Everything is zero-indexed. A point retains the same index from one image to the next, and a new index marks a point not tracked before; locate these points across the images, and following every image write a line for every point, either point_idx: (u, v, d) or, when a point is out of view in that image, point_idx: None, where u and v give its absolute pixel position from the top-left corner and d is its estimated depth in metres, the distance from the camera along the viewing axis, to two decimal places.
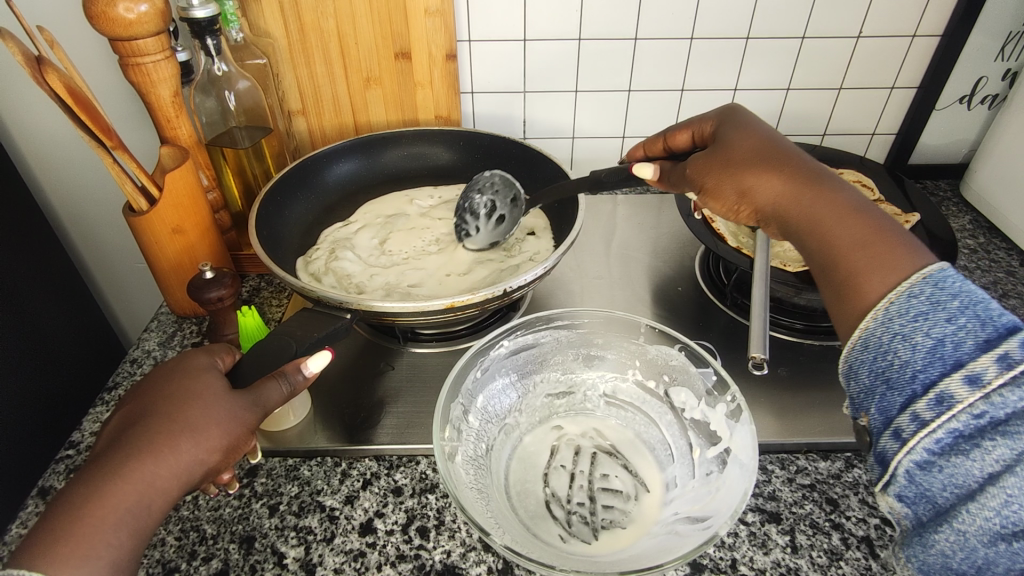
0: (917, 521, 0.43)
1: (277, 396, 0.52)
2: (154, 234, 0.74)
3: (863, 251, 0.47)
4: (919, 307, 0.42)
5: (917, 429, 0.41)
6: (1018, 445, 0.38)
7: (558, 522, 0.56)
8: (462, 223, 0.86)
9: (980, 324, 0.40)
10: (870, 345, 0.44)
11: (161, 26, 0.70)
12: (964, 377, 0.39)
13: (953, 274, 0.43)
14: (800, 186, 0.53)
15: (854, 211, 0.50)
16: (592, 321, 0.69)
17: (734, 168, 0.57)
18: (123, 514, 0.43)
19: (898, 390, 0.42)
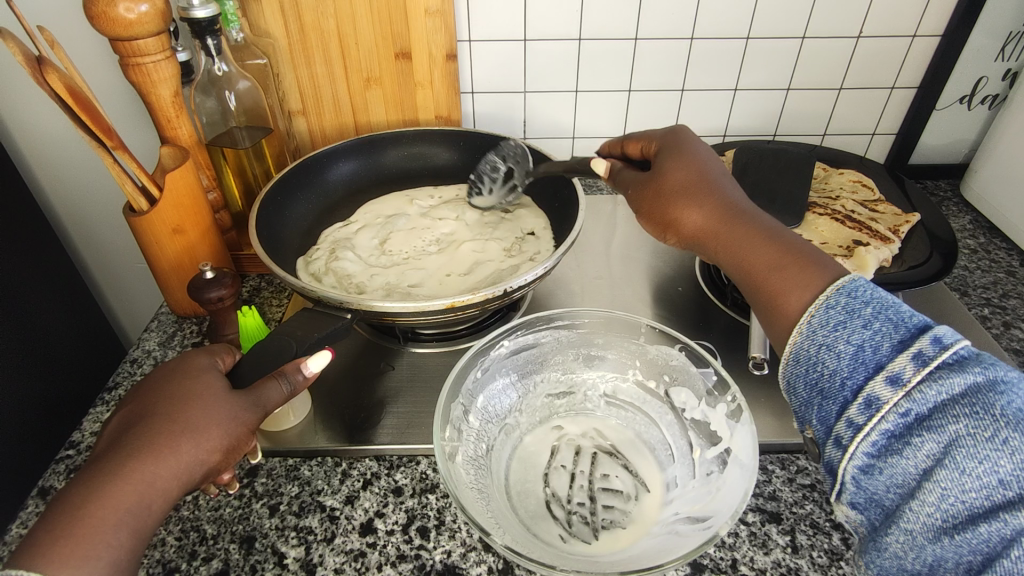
0: (875, 525, 0.45)
1: (277, 396, 0.52)
2: (154, 234, 0.74)
3: (778, 275, 0.50)
4: (837, 317, 0.45)
5: (854, 434, 0.44)
6: (944, 438, 0.40)
7: (558, 522, 0.56)
8: (479, 180, 0.93)
9: (892, 327, 0.43)
10: (801, 358, 0.47)
11: (161, 27, 0.70)
12: (886, 379, 0.42)
13: (864, 283, 0.46)
14: (721, 216, 0.57)
15: (771, 235, 0.54)
16: (592, 321, 0.69)
17: (664, 195, 0.60)
18: (123, 514, 0.43)
19: (832, 398, 0.45)
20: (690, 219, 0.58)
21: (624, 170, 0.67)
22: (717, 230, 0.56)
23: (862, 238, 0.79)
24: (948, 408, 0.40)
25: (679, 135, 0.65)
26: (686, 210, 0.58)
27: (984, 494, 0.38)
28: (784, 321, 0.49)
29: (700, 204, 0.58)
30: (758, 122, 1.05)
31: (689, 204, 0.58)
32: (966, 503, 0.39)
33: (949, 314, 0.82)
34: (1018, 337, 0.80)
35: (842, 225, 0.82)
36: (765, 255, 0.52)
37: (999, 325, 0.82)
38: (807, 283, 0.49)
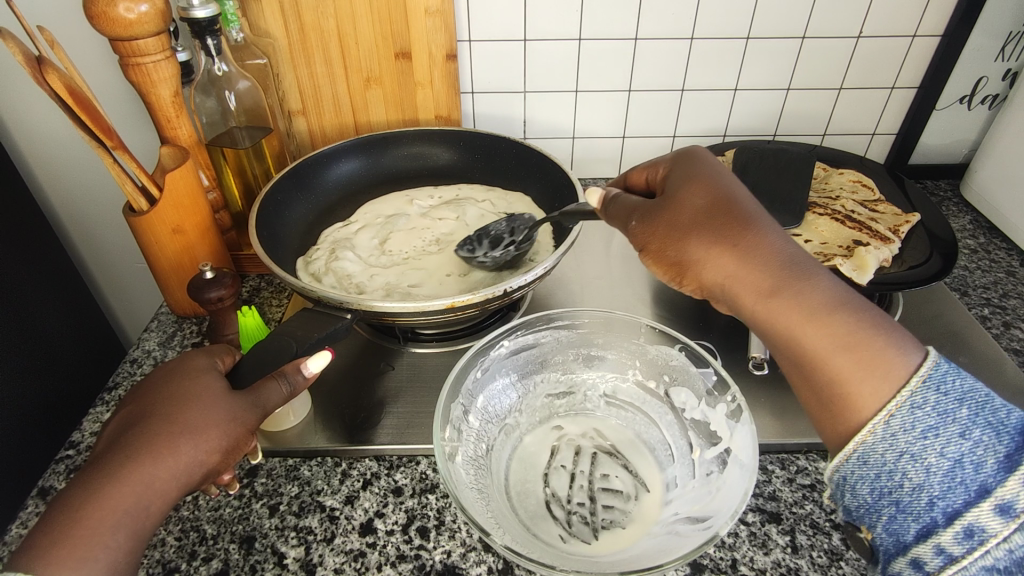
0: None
1: (277, 397, 0.52)
2: (154, 234, 0.74)
3: (846, 356, 0.43)
4: (928, 422, 0.40)
5: (946, 562, 0.39)
6: None
7: (558, 523, 0.56)
8: (475, 242, 0.84)
9: (994, 438, 0.39)
10: (870, 462, 0.42)
11: (161, 26, 0.70)
12: (994, 507, 0.38)
13: (947, 367, 0.41)
14: (757, 269, 0.47)
15: (825, 299, 0.45)
16: (592, 321, 0.69)
17: (678, 232, 0.50)
18: (122, 516, 0.43)
19: (915, 514, 0.40)
20: (715, 263, 0.48)
21: (622, 199, 0.57)
22: (750, 280, 0.47)
23: (862, 238, 0.79)
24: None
25: (694, 163, 0.55)
26: (709, 252, 0.48)
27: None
28: (854, 417, 0.42)
29: (727, 247, 0.48)
30: (758, 122, 1.05)
31: (713, 245, 0.48)
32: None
33: (950, 314, 0.82)
34: (1018, 337, 0.80)
35: (842, 225, 0.82)
36: (822, 326, 0.44)
37: (999, 325, 0.82)
38: (879, 370, 0.42)
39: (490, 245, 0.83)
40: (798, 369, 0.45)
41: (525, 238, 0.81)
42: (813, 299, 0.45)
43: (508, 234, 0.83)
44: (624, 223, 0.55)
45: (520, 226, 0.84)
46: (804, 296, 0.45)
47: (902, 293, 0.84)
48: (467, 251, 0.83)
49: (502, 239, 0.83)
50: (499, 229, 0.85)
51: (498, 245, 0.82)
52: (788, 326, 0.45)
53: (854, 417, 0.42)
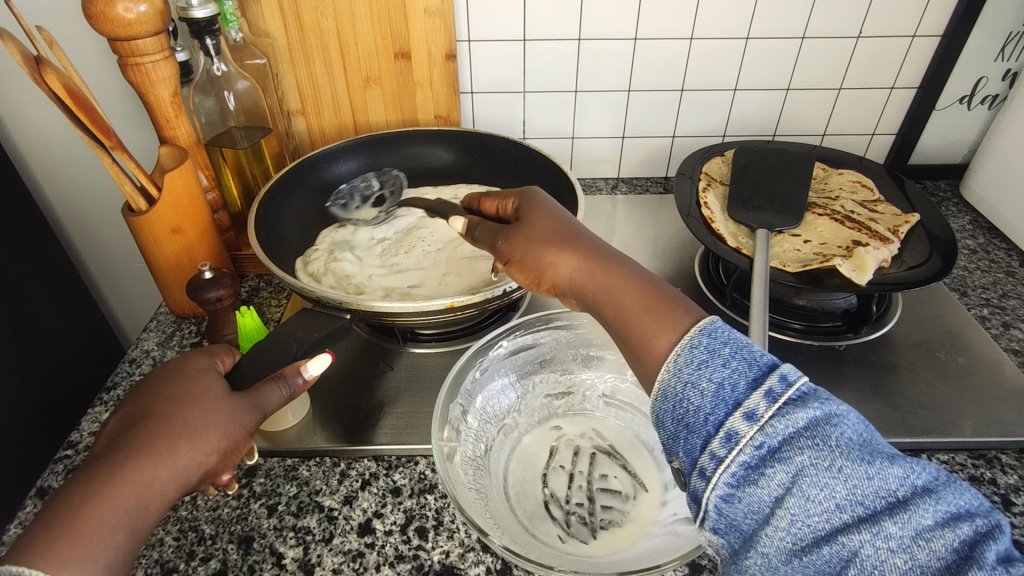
0: (734, 551, 0.39)
1: (277, 398, 0.53)
2: (153, 233, 0.74)
3: (652, 319, 0.44)
4: (700, 356, 0.41)
5: (716, 467, 0.38)
6: (791, 468, 0.36)
7: (556, 523, 0.56)
8: (346, 196, 0.94)
9: (747, 365, 0.39)
10: (668, 395, 0.41)
11: (159, 26, 0.69)
12: (743, 414, 0.38)
13: (723, 326, 0.42)
14: (589, 264, 0.50)
15: (633, 284, 0.47)
16: (591, 321, 0.70)
17: (530, 241, 0.53)
18: (122, 517, 0.43)
19: (696, 433, 0.39)
20: (564, 264, 0.51)
21: (482, 223, 0.58)
22: (593, 273, 0.49)
23: (861, 238, 0.79)
24: (795, 440, 0.37)
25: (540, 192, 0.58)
26: (556, 256, 0.51)
27: (824, 518, 0.35)
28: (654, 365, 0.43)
29: (569, 246, 0.51)
30: (758, 122, 1.05)
31: (558, 249, 0.51)
32: (811, 528, 0.35)
33: (949, 315, 0.82)
34: (1018, 337, 0.80)
35: (841, 225, 0.83)
36: (635, 299, 0.46)
37: (999, 326, 0.82)
38: (674, 324, 0.44)
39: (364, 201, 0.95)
40: (622, 346, 0.46)
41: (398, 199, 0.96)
42: (621, 285, 0.47)
43: (378, 190, 0.96)
44: (488, 245, 0.56)
45: (386, 180, 0.97)
46: (618, 284, 0.47)
47: (902, 293, 0.84)
48: (342, 207, 0.93)
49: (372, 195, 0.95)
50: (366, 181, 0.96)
51: (369, 201, 0.95)
52: (617, 304, 0.47)
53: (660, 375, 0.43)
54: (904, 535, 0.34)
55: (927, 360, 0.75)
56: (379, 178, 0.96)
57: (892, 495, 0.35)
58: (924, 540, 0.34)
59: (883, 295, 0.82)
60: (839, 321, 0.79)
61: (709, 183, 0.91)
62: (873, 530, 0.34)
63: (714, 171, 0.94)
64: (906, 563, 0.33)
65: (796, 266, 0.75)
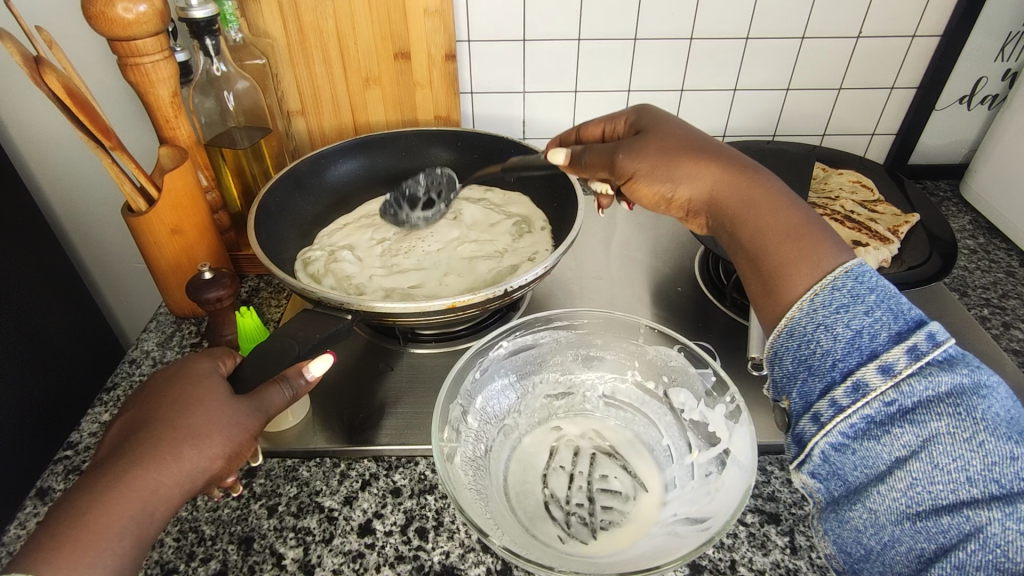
0: (834, 496, 0.47)
1: (279, 400, 0.53)
2: (153, 234, 0.74)
3: (791, 243, 0.49)
4: (840, 300, 0.45)
5: (835, 415, 0.44)
6: (923, 432, 0.42)
7: (557, 523, 0.56)
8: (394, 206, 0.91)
9: (893, 317, 0.44)
10: (795, 333, 0.47)
11: (159, 27, 0.69)
12: (878, 367, 0.43)
13: (870, 270, 0.46)
14: (732, 179, 0.53)
15: (777, 205, 0.51)
16: (592, 321, 0.69)
17: (661, 153, 0.56)
18: (127, 522, 0.43)
19: (818, 376, 0.46)
20: (698, 181, 0.55)
21: (590, 150, 0.62)
22: (730, 189, 0.53)
23: (862, 238, 0.79)
24: (932, 405, 0.42)
25: (659, 114, 0.62)
26: (692, 172, 0.55)
27: (951, 488, 0.41)
28: (787, 297, 0.47)
29: (712, 163, 0.55)
30: (757, 122, 1.05)
31: (699, 166, 0.55)
32: (932, 493, 0.41)
33: (949, 315, 0.82)
34: (1018, 337, 0.80)
35: (842, 225, 0.82)
36: (775, 221, 0.51)
37: (999, 325, 0.82)
38: (816, 258, 0.48)
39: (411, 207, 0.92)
40: (749, 259, 0.51)
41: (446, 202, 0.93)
42: (760, 203, 0.52)
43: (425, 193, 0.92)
44: (606, 159, 0.60)
45: (433, 180, 0.92)
46: (765, 202, 0.52)
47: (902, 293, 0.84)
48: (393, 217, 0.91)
49: (419, 197, 0.92)
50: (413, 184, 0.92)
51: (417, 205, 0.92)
52: (755, 221, 0.51)
53: (782, 291, 0.48)
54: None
55: None
56: (427, 178, 0.92)
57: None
58: None
59: None
60: None
61: None
62: (1005, 509, 0.39)
63: None
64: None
65: None
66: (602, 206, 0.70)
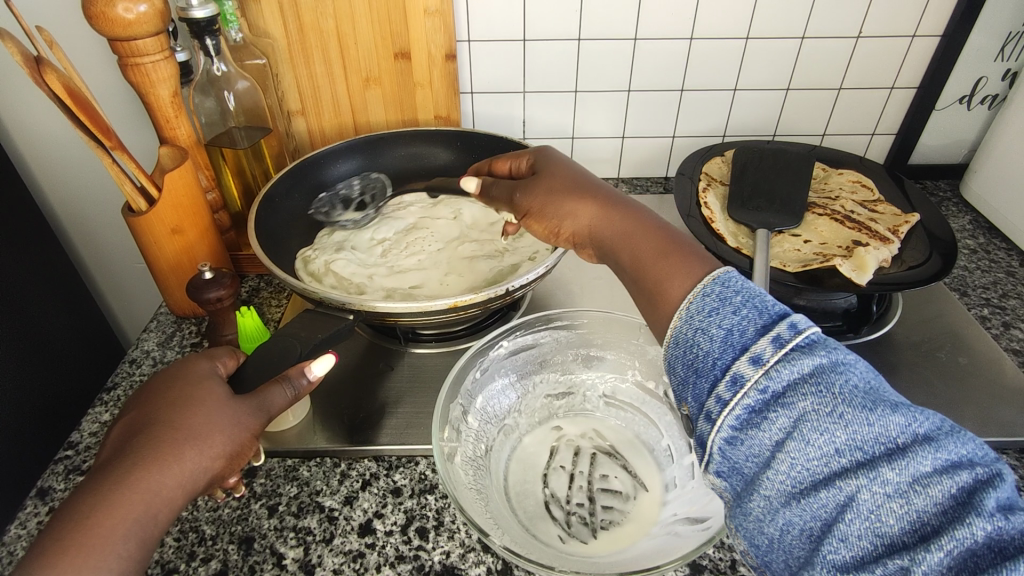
0: (736, 495, 0.40)
1: (281, 400, 0.53)
2: (153, 234, 0.74)
3: (663, 264, 0.48)
4: (711, 304, 0.42)
5: (721, 410, 0.39)
6: (793, 413, 0.37)
7: (557, 523, 0.56)
8: (330, 203, 0.92)
9: (758, 313, 0.40)
10: (679, 341, 0.43)
11: (160, 26, 0.69)
12: (749, 359, 0.39)
13: (736, 275, 0.44)
14: (607, 211, 0.55)
15: (652, 229, 0.52)
16: (592, 321, 0.70)
17: (547, 192, 0.58)
18: (131, 523, 0.43)
19: (704, 376, 0.41)
20: (581, 212, 0.56)
21: (497, 184, 0.64)
22: (607, 219, 0.54)
23: (862, 238, 0.79)
24: (799, 386, 0.37)
25: (546, 152, 0.65)
26: (573, 204, 0.56)
27: (823, 462, 0.36)
28: (668, 311, 0.45)
29: (587, 195, 0.56)
30: (758, 122, 1.05)
31: (578, 197, 0.56)
32: (809, 471, 0.36)
33: (950, 315, 0.82)
34: (1018, 337, 0.80)
35: (842, 226, 0.83)
36: (647, 245, 0.50)
37: (999, 325, 0.82)
38: (686, 273, 0.46)
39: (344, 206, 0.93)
40: (633, 285, 0.50)
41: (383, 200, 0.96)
42: (634, 229, 0.52)
43: (358, 194, 0.95)
44: (507, 200, 0.62)
45: (367, 184, 0.96)
46: (639, 227, 0.52)
47: (902, 293, 0.84)
48: (326, 214, 0.91)
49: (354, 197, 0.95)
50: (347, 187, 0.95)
51: (351, 205, 0.94)
52: (631, 249, 0.51)
53: (666, 315, 0.46)
54: (901, 481, 0.34)
55: (928, 360, 0.75)
56: (360, 182, 0.96)
57: (891, 442, 0.35)
58: (921, 486, 0.34)
59: (883, 295, 0.82)
60: (839, 320, 0.79)
61: (709, 183, 0.91)
62: (870, 475, 0.34)
63: (715, 172, 0.94)
64: (902, 508, 0.34)
65: (796, 266, 0.75)
66: (507, 233, 0.70)
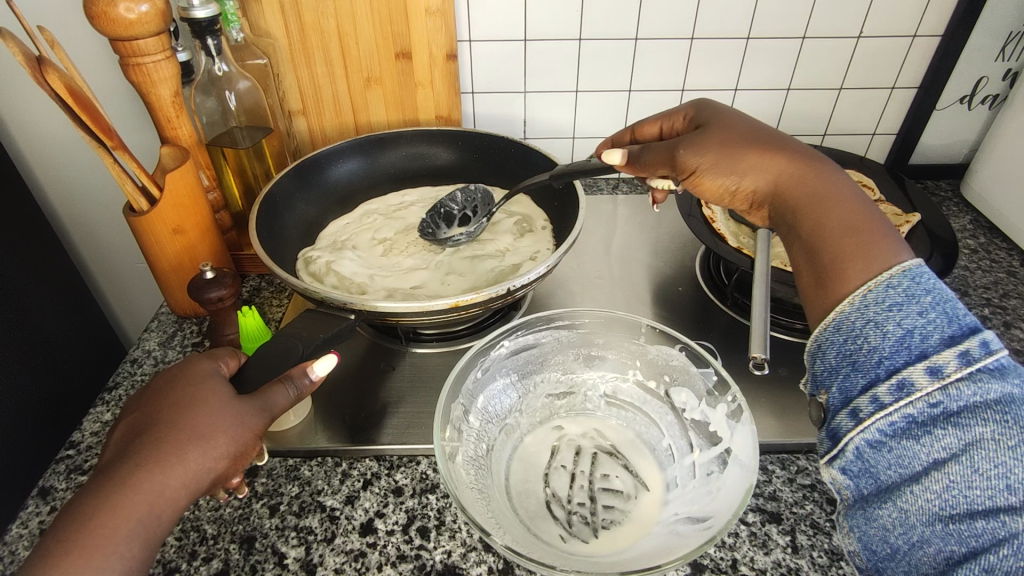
0: (866, 494, 0.46)
1: (284, 400, 0.53)
2: (155, 234, 0.74)
3: (848, 239, 0.48)
4: (895, 298, 0.44)
5: (875, 411, 0.44)
6: (966, 437, 0.41)
7: (558, 523, 0.56)
8: (433, 223, 0.90)
9: (947, 320, 0.43)
10: (842, 328, 0.46)
11: (161, 27, 0.69)
12: (926, 368, 0.42)
13: (928, 272, 0.46)
14: (793, 174, 0.53)
15: (840, 197, 0.51)
16: (593, 321, 0.69)
17: (723, 149, 0.56)
18: (135, 524, 0.43)
19: (863, 372, 0.45)
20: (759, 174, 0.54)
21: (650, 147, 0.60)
22: (793, 183, 0.53)
23: None
24: (979, 411, 0.41)
25: (720, 109, 0.62)
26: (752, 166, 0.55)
27: (988, 494, 0.40)
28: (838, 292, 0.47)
29: (768, 158, 0.55)
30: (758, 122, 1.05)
31: (758, 159, 0.55)
32: (968, 497, 0.41)
33: None
34: (1018, 337, 0.80)
35: None
36: (834, 214, 0.50)
37: (999, 325, 0.82)
38: (869, 256, 0.47)
39: (450, 223, 0.90)
40: (804, 250, 0.50)
41: (487, 211, 0.90)
42: (818, 194, 0.52)
43: (461, 211, 0.90)
44: (665, 158, 0.59)
45: (470, 198, 0.91)
46: (828, 194, 0.51)
47: None
48: (431, 235, 0.89)
49: (457, 214, 0.90)
50: (449, 202, 0.91)
51: (454, 222, 0.90)
52: (817, 214, 0.51)
53: (838, 287, 0.47)
54: None
55: None
56: (464, 196, 0.91)
57: None
58: None
59: None
60: None
61: None
62: None
63: None
64: None
65: None
66: (654, 199, 0.69)
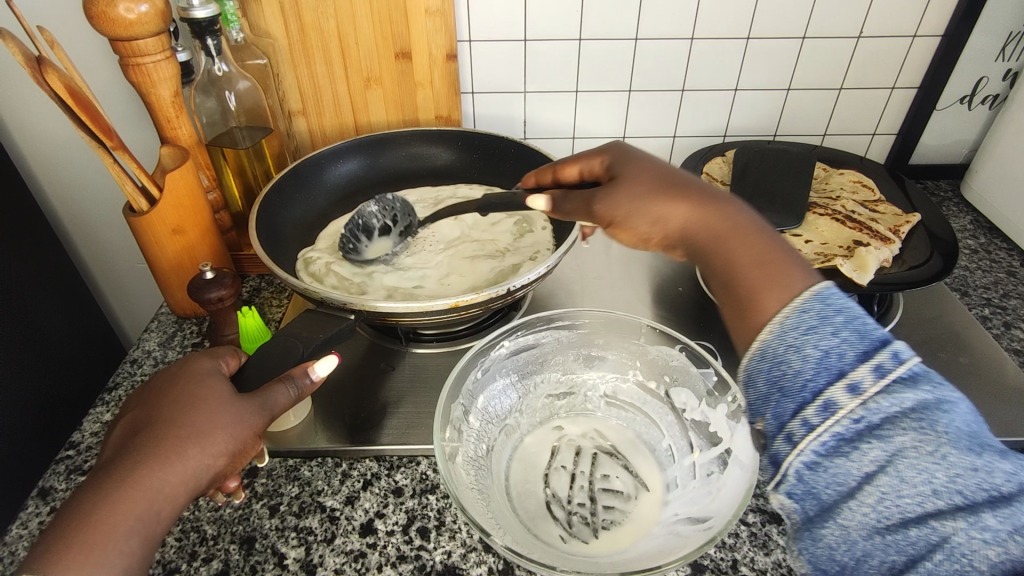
0: (806, 518, 0.42)
1: (285, 399, 0.52)
2: (155, 234, 0.74)
3: (759, 274, 0.46)
4: (809, 320, 0.42)
5: (806, 434, 0.40)
6: (890, 448, 0.38)
7: (558, 523, 0.56)
8: (352, 238, 0.85)
9: (857, 336, 0.40)
10: (767, 354, 0.43)
11: (161, 26, 0.69)
12: (845, 386, 0.39)
13: (836, 291, 0.43)
14: (705, 211, 0.51)
15: (751, 231, 0.49)
16: (593, 321, 0.69)
17: (633, 195, 0.54)
18: (134, 522, 0.43)
19: (791, 397, 0.41)
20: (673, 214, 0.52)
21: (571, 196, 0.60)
22: (705, 220, 0.51)
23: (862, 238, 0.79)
24: (897, 420, 0.38)
25: (632, 152, 0.60)
26: (665, 206, 0.52)
27: (918, 501, 0.38)
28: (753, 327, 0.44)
29: (681, 196, 0.53)
30: (758, 122, 1.05)
31: (670, 198, 0.53)
32: (900, 507, 0.38)
33: (950, 315, 0.82)
34: (1019, 337, 0.80)
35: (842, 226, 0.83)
36: (746, 249, 0.48)
37: (1000, 325, 0.82)
38: (781, 287, 0.44)
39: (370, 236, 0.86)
40: (721, 290, 0.48)
41: (408, 222, 0.88)
42: (730, 229, 0.50)
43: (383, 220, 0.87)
44: (585, 213, 0.58)
45: (387, 206, 0.87)
46: (738, 229, 0.49)
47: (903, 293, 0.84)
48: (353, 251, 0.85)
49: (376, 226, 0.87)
50: (365, 213, 0.86)
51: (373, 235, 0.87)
52: (726, 254, 0.48)
53: (753, 322, 0.44)
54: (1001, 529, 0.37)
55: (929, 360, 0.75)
56: (381, 204, 0.87)
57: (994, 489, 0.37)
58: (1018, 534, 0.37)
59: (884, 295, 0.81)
60: None
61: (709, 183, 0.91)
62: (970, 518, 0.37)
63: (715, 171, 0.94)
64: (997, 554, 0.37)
65: None
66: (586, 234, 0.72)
